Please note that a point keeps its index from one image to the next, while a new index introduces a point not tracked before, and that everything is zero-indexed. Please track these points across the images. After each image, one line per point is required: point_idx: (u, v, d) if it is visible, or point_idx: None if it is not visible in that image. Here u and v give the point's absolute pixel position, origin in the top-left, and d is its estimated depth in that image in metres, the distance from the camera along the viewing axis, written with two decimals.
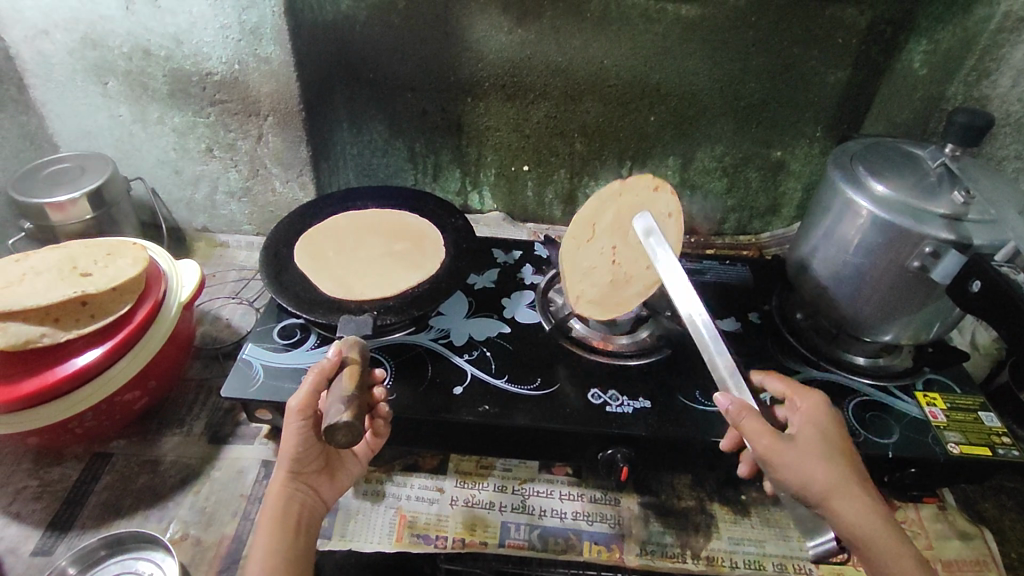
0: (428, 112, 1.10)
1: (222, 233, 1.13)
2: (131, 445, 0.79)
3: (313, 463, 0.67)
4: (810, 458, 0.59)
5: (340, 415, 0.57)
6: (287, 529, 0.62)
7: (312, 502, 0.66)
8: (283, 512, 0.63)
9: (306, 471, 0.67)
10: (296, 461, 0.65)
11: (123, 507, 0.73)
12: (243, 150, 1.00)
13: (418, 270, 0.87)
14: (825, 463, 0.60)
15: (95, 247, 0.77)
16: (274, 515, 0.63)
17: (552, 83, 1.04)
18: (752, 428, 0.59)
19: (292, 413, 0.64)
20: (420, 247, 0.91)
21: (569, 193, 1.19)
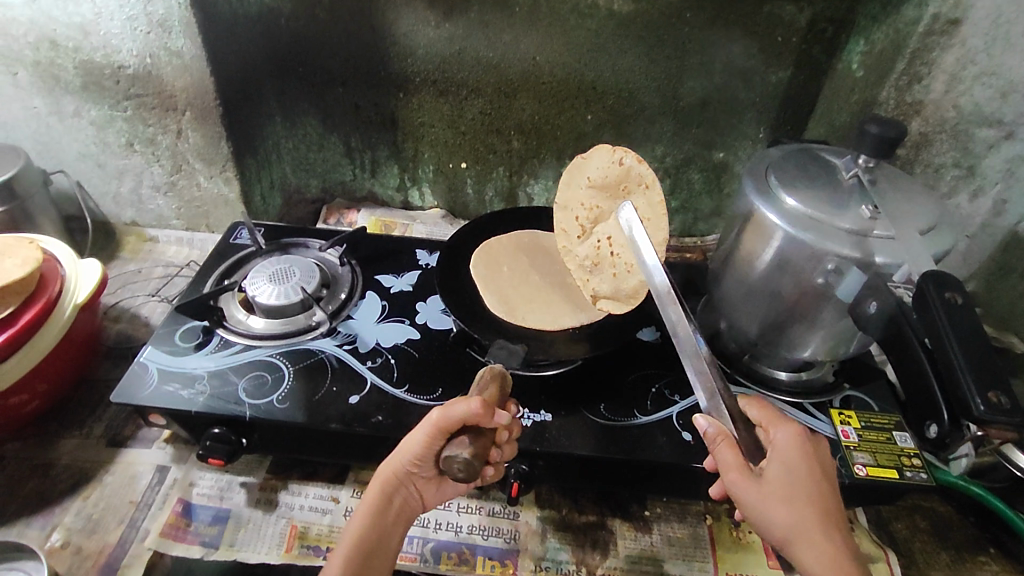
0: (361, 107, 1.07)
1: (151, 228, 1.10)
2: (26, 448, 0.78)
3: (424, 471, 0.66)
4: (782, 498, 0.57)
5: (462, 451, 0.56)
6: (374, 532, 0.63)
7: (409, 497, 0.67)
8: (374, 515, 0.63)
9: (415, 473, 0.66)
10: (403, 467, 0.64)
11: (7, 513, 0.72)
12: (163, 145, 0.98)
13: (556, 309, 0.83)
14: (801, 512, 0.56)
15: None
16: (369, 517, 0.63)
17: (484, 80, 1.01)
18: (784, 451, 0.60)
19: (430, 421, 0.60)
20: None
21: (510, 192, 1.15)
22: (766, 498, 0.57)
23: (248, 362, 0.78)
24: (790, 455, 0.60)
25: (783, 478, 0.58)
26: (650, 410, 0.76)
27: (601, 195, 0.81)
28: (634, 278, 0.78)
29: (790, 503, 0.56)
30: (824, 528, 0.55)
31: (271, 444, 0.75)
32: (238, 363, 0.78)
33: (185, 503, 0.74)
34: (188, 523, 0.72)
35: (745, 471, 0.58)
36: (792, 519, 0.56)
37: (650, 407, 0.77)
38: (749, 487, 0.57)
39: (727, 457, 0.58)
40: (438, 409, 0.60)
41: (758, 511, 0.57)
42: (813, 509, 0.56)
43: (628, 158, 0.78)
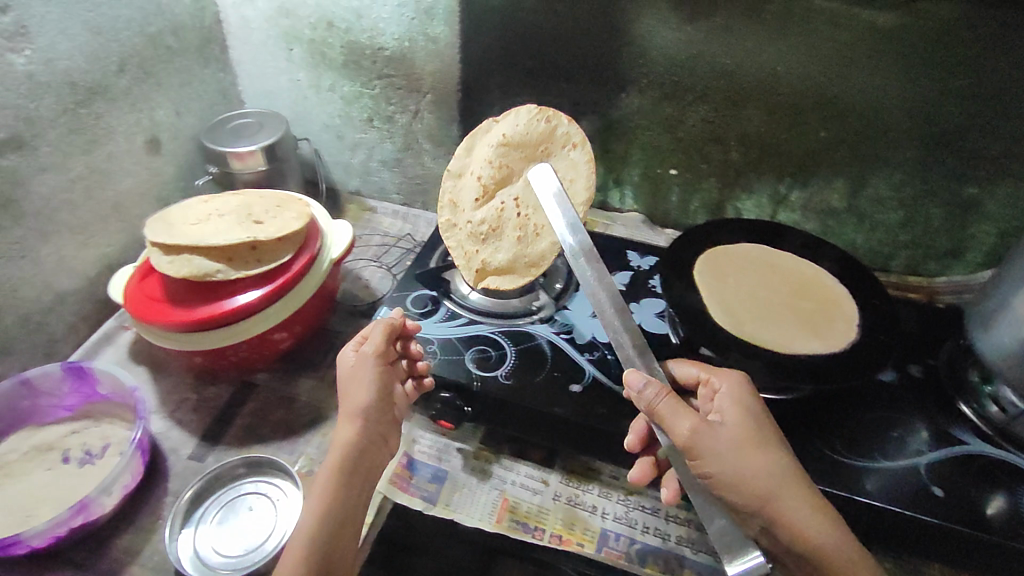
0: (580, 103, 1.09)
1: (372, 199, 1.19)
2: (273, 380, 0.88)
3: (378, 432, 0.69)
4: (744, 449, 0.61)
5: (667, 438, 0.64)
6: (345, 499, 0.65)
7: (376, 463, 0.69)
8: (341, 481, 0.65)
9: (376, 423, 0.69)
10: (365, 427, 0.68)
11: (262, 434, 0.82)
12: (400, 124, 1.06)
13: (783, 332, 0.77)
14: (751, 465, 0.60)
15: (265, 201, 0.85)
16: (334, 478, 0.65)
17: (714, 86, 0.98)
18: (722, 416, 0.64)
19: (371, 367, 0.70)
20: (827, 315, 0.79)
21: (717, 204, 1.13)
22: (719, 445, 0.61)
23: (473, 336, 0.82)
24: (728, 415, 0.64)
25: (741, 426, 0.63)
26: (891, 455, 0.72)
27: (513, 155, 0.83)
28: (541, 242, 0.85)
29: (756, 454, 0.61)
30: (791, 476, 0.61)
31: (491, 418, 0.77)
32: (464, 335, 0.82)
33: (408, 457, 0.80)
34: (411, 475, 0.78)
35: (702, 425, 0.61)
36: (765, 470, 0.60)
37: (890, 452, 0.72)
38: (716, 439, 0.61)
39: (677, 409, 0.61)
40: (375, 348, 0.71)
41: (742, 469, 0.60)
42: (772, 453, 0.62)
43: (556, 120, 0.83)
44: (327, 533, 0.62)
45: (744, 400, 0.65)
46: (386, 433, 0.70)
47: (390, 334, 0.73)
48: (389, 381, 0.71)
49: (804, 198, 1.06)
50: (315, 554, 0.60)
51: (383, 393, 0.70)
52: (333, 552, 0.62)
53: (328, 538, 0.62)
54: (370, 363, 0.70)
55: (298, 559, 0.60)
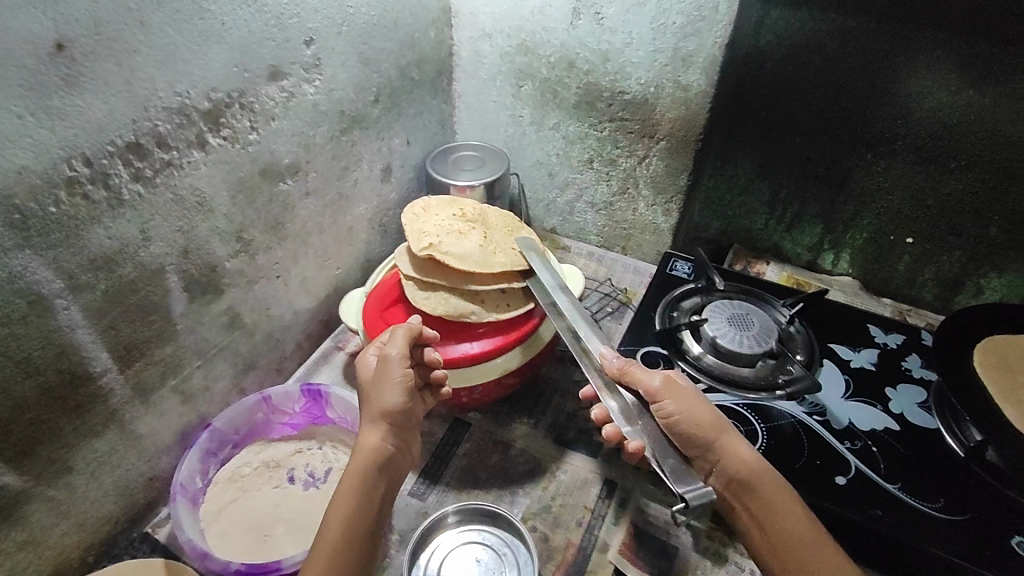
0: (812, 159, 1.02)
1: (567, 238, 1.16)
2: (487, 421, 0.86)
3: (399, 437, 0.68)
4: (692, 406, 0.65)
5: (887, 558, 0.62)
6: (370, 496, 0.64)
7: (398, 467, 0.69)
8: (364, 479, 0.64)
9: (394, 431, 0.67)
10: (386, 429, 0.67)
11: (480, 479, 0.79)
12: (622, 167, 1.02)
13: None
14: (706, 416, 0.65)
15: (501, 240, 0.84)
16: (362, 475, 0.64)
17: (988, 155, 0.89)
18: (641, 373, 0.66)
19: (395, 371, 0.68)
20: None
21: (955, 279, 1.01)
22: (682, 399, 0.65)
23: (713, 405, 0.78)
24: (688, 388, 0.67)
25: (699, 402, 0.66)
26: None
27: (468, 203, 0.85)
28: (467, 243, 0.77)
29: (724, 434, 0.65)
30: (759, 461, 0.65)
31: None
32: None
33: (635, 526, 0.74)
34: (640, 547, 0.72)
35: (668, 391, 0.65)
36: (714, 418, 0.65)
37: None
38: (679, 391, 0.66)
39: (649, 371, 0.67)
40: (400, 349, 0.69)
41: (690, 419, 0.64)
42: (738, 435, 0.66)
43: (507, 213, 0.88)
44: (364, 538, 0.62)
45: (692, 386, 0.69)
46: (404, 440, 0.69)
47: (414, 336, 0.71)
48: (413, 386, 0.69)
49: None
50: (345, 551, 0.60)
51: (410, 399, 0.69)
52: (362, 555, 0.61)
53: (357, 540, 0.61)
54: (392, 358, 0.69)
55: (325, 558, 0.59)
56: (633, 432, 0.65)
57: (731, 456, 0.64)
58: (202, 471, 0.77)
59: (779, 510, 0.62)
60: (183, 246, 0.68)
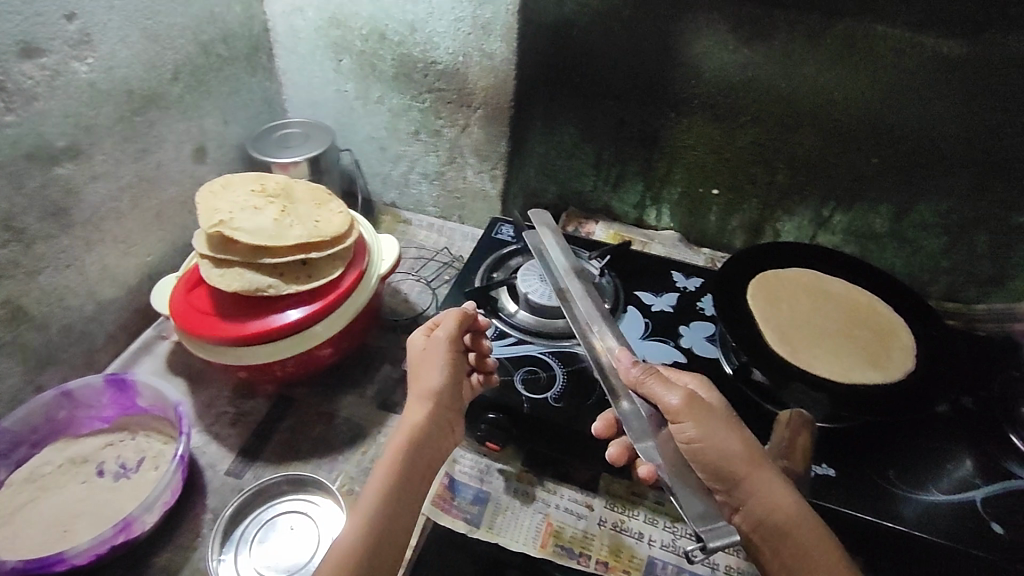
0: (625, 122, 1.07)
1: (408, 211, 1.18)
2: (313, 395, 0.87)
3: (443, 419, 0.68)
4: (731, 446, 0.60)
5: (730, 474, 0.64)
6: (412, 484, 0.62)
7: (437, 455, 0.67)
8: (411, 478, 0.63)
9: (433, 416, 0.68)
10: (432, 410, 0.68)
11: (301, 451, 0.80)
12: (447, 138, 1.03)
13: (845, 362, 0.76)
14: (737, 443, 0.61)
15: (306, 207, 0.82)
16: (393, 456, 0.63)
17: (767, 109, 0.97)
18: (659, 388, 0.64)
19: (443, 350, 0.71)
20: (884, 342, 0.78)
21: (756, 225, 1.11)
22: (700, 416, 0.61)
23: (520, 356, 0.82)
24: (715, 412, 0.62)
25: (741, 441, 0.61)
26: (945, 488, 0.71)
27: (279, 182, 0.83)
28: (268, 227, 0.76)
29: (756, 472, 0.59)
30: (798, 508, 0.59)
31: (544, 441, 0.77)
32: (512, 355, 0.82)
33: (450, 478, 0.79)
34: (454, 496, 0.77)
35: (686, 400, 0.62)
36: (746, 448, 0.61)
37: (944, 484, 0.71)
38: (708, 413, 0.62)
39: (713, 422, 0.61)
40: (451, 333, 0.72)
41: (716, 447, 0.60)
42: (776, 474, 0.60)
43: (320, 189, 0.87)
44: (399, 526, 0.60)
45: (719, 406, 0.65)
46: (451, 424, 0.69)
47: (464, 322, 0.75)
48: (456, 368, 0.72)
49: (845, 221, 1.05)
50: (379, 532, 0.58)
51: (454, 383, 0.71)
52: (399, 535, 0.59)
53: (388, 521, 0.59)
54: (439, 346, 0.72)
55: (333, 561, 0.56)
56: (649, 449, 0.63)
57: (756, 490, 0.59)
58: None
59: (793, 528, 0.57)
60: None
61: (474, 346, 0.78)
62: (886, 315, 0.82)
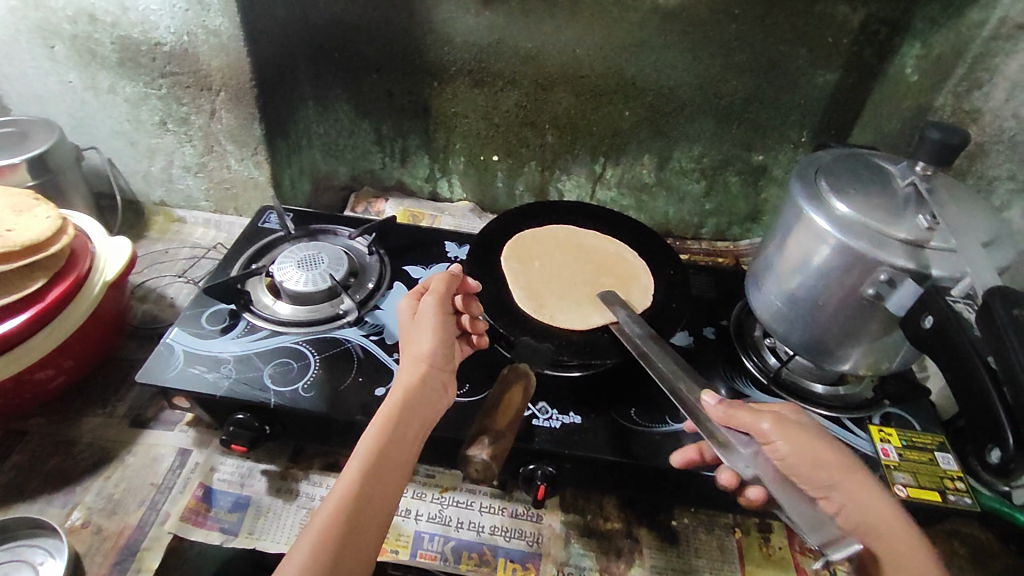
0: (394, 94, 1.05)
1: (180, 209, 1.09)
2: (50, 424, 0.78)
3: (438, 379, 0.63)
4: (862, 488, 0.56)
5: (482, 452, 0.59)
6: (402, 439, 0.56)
7: (433, 412, 0.61)
8: (395, 427, 0.56)
9: (428, 382, 0.61)
10: (426, 371, 0.62)
11: (29, 489, 0.72)
12: (196, 125, 0.97)
13: (587, 309, 0.79)
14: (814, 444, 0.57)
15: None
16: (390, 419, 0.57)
17: (522, 71, 0.98)
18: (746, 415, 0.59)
19: (432, 313, 0.66)
20: (624, 287, 0.82)
21: (541, 187, 1.13)
22: (793, 434, 0.57)
23: (273, 348, 0.78)
24: (788, 420, 0.58)
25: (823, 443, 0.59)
26: (681, 418, 0.74)
27: None
28: None
29: (850, 476, 0.55)
30: (855, 477, 0.55)
31: (301, 433, 0.74)
32: (263, 349, 0.77)
33: (205, 488, 0.73)
34: (209, 507, 0.71)
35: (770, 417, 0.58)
36: (834, 453, 0.56)
37: (681, 415, 0.74)
38: (793, 423, 0.58)
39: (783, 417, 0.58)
40: (438, 295, 0.67)
41: (802, 454, 0.56)
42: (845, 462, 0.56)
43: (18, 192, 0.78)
44: (389, 485, 0.53)
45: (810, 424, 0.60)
46: (446, 384, 0.64)
47: (450, 284, 0.70)
48: (449, 329, 0.66)
49: (617, 175, 1.08)
50: (367, 488, 0.51)
51: (446, 344, 0.65)
52: (390, 494, 0.52)
53: (382, 478, 0.52)
54: (430, 306, 0.66)
55: (311, 543, 0.47)
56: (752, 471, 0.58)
57: (852, 498, 0.54)
58: None
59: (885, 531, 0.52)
60: None
61: (467, 309, 0.73)
62: (631, 261, 0.87)
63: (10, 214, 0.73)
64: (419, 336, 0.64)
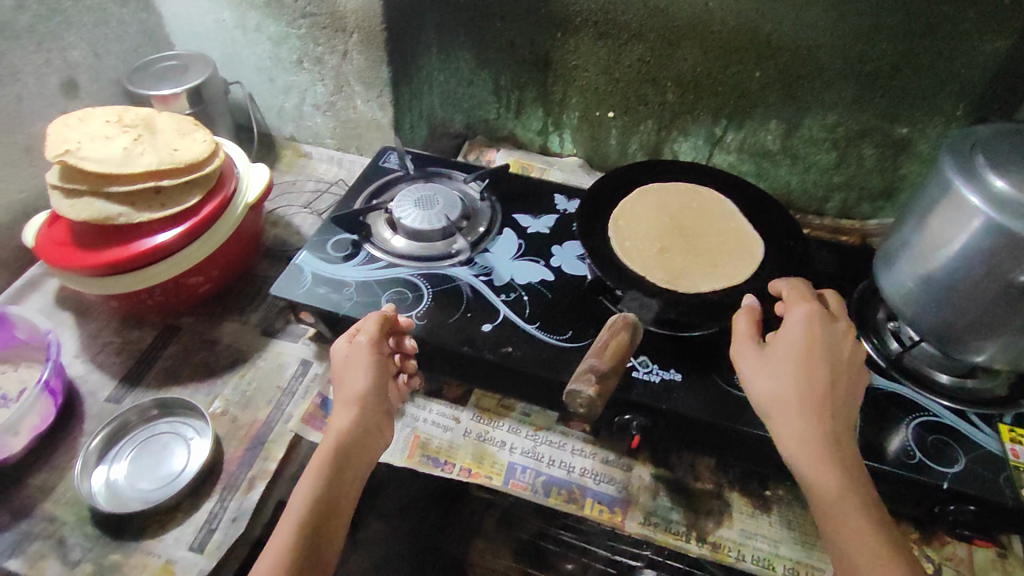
0: (516, 44, 1.05)
1: (308, 144, 1.16)
2: (198, 324, 0.88)
3: (374, 420, 0.66)
4: (774, 373, 0.63)
5: (588, 388, 0.58)
6: (342, 489, 0.61)
7: (369, 456, 0.65)
8: (332, 476, 0.60)
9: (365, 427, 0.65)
10: (360, 414, 0.65)
11: (180, 377, 0.82)
12: (329, 65, 1.02)
13: (694, 270, 0.78)
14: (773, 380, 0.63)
15: (167, 134, 0.81)
16: (324, 473, 0.60)
17: (649, 24, 0.95)
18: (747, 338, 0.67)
19: (365, 354, 0.67)
20: (736, 250, 0.80)
21: (655, 146, 1.10)
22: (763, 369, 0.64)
23: (390, 278, 0.83)
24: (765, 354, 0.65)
25: (795, 345, 0.64)
26: None
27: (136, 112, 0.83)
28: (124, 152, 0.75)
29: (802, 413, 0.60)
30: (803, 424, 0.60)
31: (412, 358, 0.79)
32: (381, 278, 0.82)
33: (322, 398, 0.79)
34: (324, 414, 0.78)
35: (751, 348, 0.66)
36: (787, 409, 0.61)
37: None
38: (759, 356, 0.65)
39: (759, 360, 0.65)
40: (370, 338, 0.68)
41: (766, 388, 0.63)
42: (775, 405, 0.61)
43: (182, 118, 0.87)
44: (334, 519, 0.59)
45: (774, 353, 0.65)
46: (380, 425, 0.67)
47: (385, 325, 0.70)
48: (383, 371, 0.68)
49: (739, 139, 1.04)
50: (312, 535, 0.57)
51: (379, 384, 0.67)
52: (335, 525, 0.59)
53: (320, 526, 0.57)
54: (361, 349, 0.68)
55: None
56: None
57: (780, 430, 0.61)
58: None
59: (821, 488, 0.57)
60: None
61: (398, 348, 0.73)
62: (748, 223, 0.83)
63: (176, 135, 0.81)
64: (353, 372, 0.67)
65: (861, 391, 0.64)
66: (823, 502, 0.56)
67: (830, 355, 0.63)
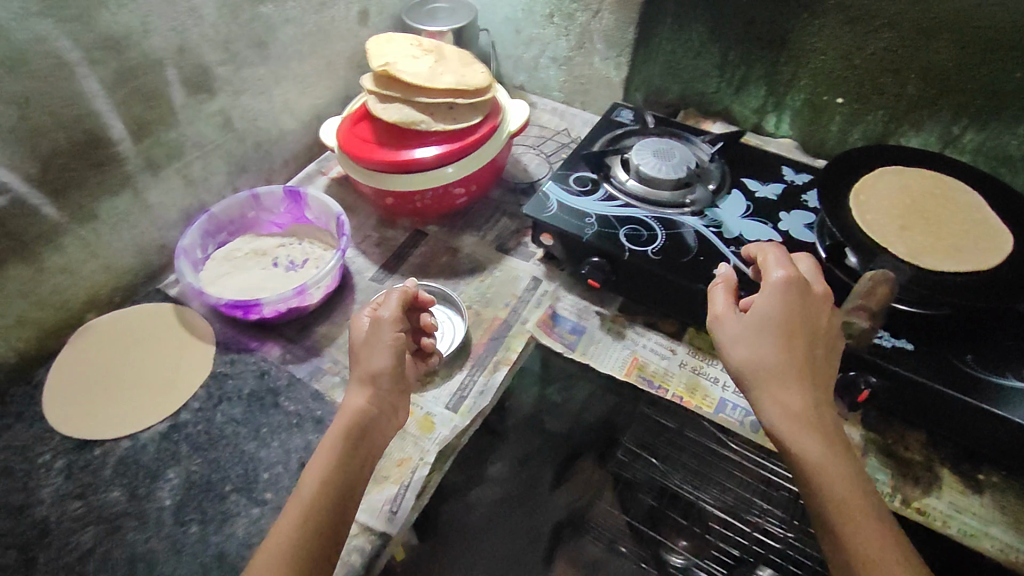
0: (756, 22, 1.08)
1: (534, 95, 1.27)
2: (442, 232, 1.00)
3: (389, 401, 0.64)
4: (756, 342, 0.62)
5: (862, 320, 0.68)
6: (354, 465, 0.59)
7: (385, 435, 0.64)
8: (343, 454, 0.59)
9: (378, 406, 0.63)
10: (377, 395, 0.63)
11: (429, 272, 0.94)
12: (578, 22, 1.11)
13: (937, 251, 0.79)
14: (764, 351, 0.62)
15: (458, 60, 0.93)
16: (337, 453, 0.59)
17: (907, 13, 0.95)
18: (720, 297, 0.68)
19: (387, 330, 0.65)
20: (982, 240, 0.80)
21: (879, 138, 1.11)
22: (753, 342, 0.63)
23: (627, 215, 0.90)
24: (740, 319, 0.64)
25: (784, 310, 0.63)
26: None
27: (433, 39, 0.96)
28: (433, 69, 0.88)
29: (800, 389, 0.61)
30: (807, 411, 0.60)
31: (641, 289, 0.86)
32: (620, 215, 0.90)
33: (552, 310, 0.89)
34: (554, 324, 0.87)
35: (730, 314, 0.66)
36: (787, 395, 0.60)
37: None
38: (738, 322, 0.64)
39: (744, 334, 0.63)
40: (390, 317, 0.65)
41: (759, 362, 0.62)
42: (775, 388, 0.61)
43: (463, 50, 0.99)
44: (336, 492, 0.57)
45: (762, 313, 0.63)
46: (397, 405, 0.65)
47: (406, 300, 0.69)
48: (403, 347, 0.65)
49: (977, 141, 1.03)
50: (318, 509, 0.55)
51: (399, 358, 0.65)
52: (334, 503, 0.56)
53: (334, 497, 0.56)
54: (384, 330, 0.65)
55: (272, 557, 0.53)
56: None
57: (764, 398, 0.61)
58: (203, 246, 0.92)
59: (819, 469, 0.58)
60: (179, 44, 0.79)
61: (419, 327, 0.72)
62: (995, 219, 0.83)
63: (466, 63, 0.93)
64: (371, 349, 0.64)
65: (838, 357, 0.65)
66: (818, 487, 0.57)
67: (811, 329, 0.63)
